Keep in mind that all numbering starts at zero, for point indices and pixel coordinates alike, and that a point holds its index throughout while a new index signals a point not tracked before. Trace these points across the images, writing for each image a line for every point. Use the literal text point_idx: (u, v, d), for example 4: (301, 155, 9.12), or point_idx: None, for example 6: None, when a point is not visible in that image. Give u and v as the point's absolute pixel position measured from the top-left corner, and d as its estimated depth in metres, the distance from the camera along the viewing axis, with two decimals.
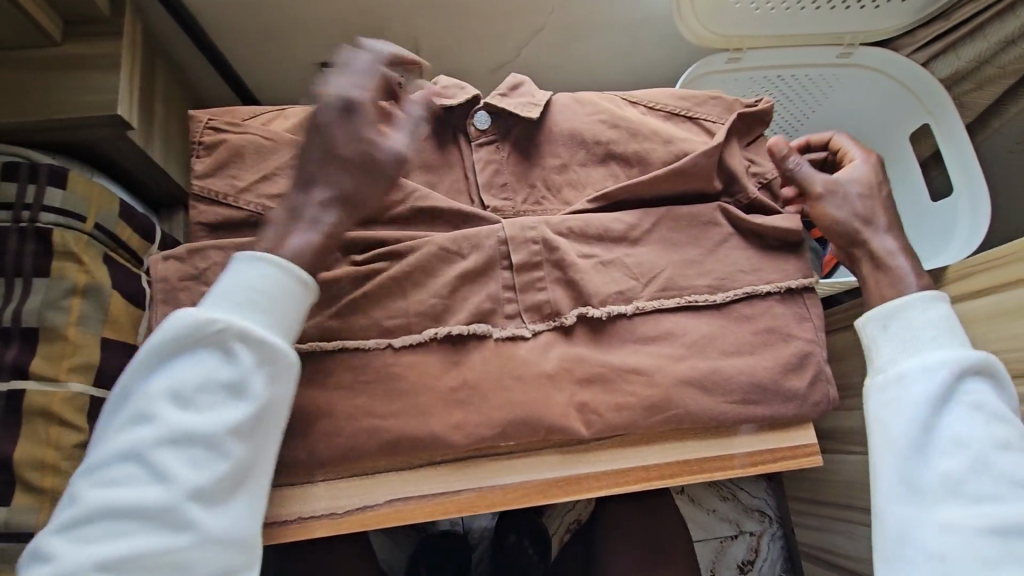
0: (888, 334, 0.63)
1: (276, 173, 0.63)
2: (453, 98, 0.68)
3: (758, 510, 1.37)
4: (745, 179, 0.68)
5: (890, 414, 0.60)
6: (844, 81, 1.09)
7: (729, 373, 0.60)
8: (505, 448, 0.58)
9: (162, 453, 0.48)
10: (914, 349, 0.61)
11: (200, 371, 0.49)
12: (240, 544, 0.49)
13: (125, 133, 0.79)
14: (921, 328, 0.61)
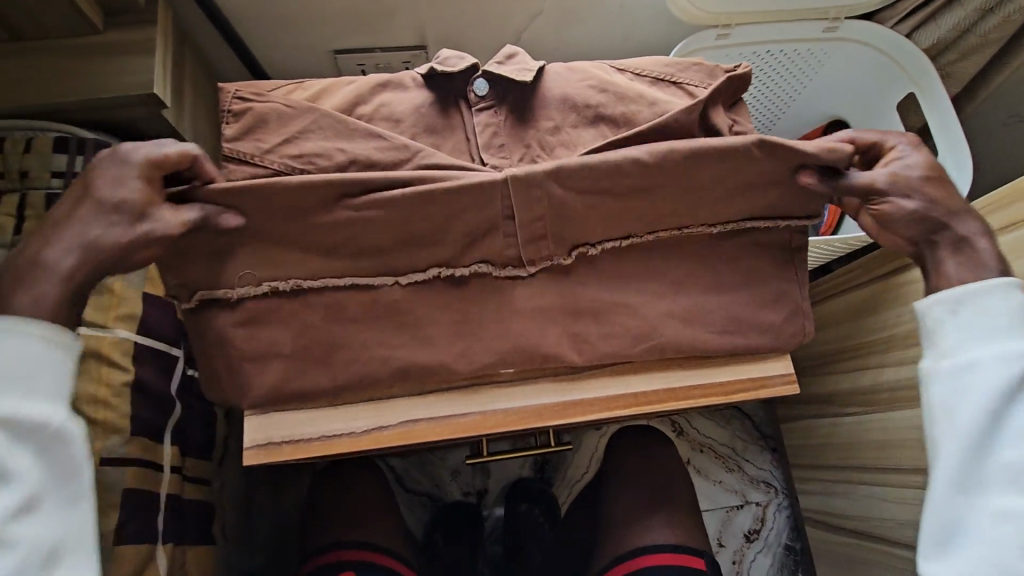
0: (958, 321, 0.64)
1: (296, 137, 0.71)
2: (455, 66, 0.75)
3: (764, 482, 1.44)
4: (728, 136, 0.74)
5: (961, 401, 0.63)
6: (832, 53, 1.14)
7: (708, 307, 0.67)
8: (505, 376, 0.66)
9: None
10: (985, 337, 0.63)
11: None
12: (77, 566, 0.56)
13: (160, 112, 0.87)
14: (991, 318, 0.63)
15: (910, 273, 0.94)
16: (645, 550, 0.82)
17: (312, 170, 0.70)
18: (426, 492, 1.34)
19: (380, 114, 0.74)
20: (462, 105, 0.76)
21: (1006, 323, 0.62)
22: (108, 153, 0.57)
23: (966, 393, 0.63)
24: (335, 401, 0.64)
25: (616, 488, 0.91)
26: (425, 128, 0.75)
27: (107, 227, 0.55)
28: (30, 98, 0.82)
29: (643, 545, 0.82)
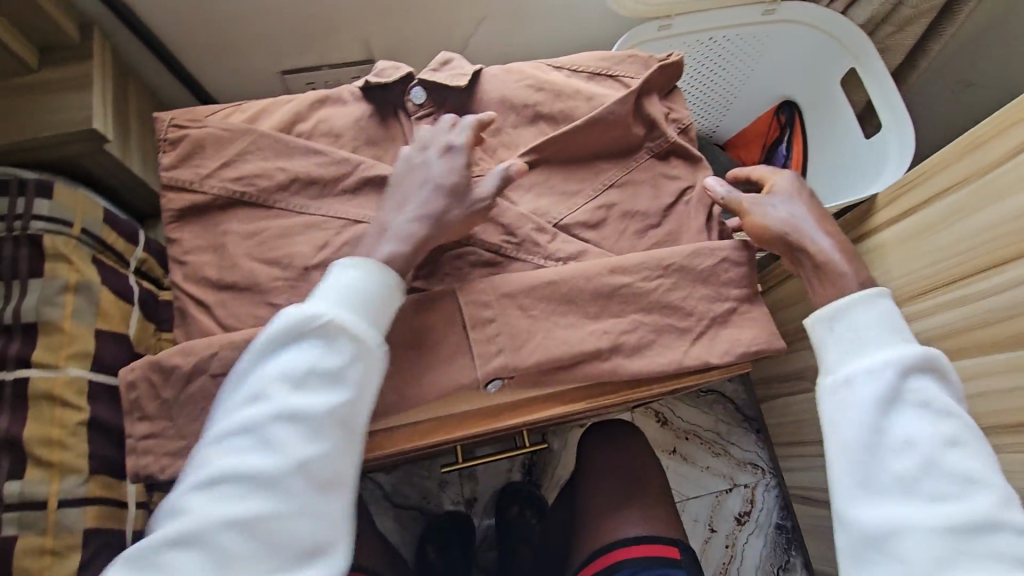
0: (835, 335, 0.67)
1: (235, 160, 0.70)
2: (390, 77, 0.75)
3: (752, 463, 1.45)
4: (662, 124, 0.75)
5: (843, 414, 0.64)
6: (772, 36, 1.15)
7: (664, 297, 0.65)
8: (461, 391, 0.62)
9: (285, 419, 0.55)
10: (860, 351, 0.65)
11: (301, 361, 0.57)
12: (353, 282, 0.58)
13: (103, 146, 0.86)
14: (865, 329, 0.66)
15: (869, 241, 0.96)
16: (608, 547, 0.81)
17: (252, 192, 0.70)
18: (415, 505, 1.33)
19: (319, 130, 0.74)
20: (401, 114, 0.76)
21: (881, 336, 0.65)
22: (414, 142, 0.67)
23: (850, 406, 0.64)
24: None
25: (593, 481, 0.91)
26: (367, 141, 0.75)
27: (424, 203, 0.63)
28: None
29: (609, 542, 0.82)
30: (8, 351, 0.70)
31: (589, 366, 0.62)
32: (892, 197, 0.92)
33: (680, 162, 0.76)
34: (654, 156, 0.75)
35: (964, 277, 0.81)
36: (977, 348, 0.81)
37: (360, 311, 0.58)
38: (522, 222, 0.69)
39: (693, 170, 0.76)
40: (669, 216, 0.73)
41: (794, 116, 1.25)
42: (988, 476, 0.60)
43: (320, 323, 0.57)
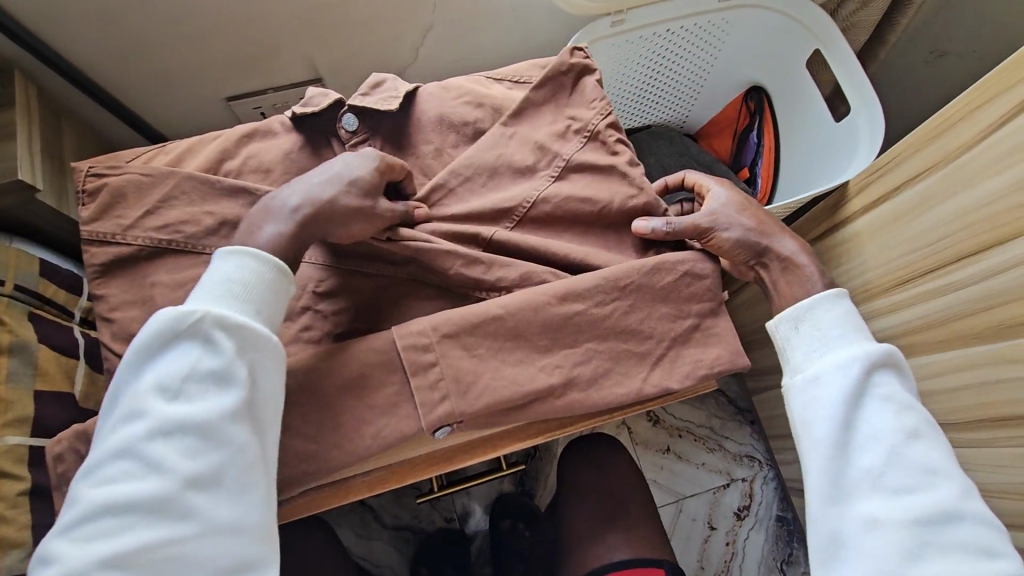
0: (801, 333, 0.63)
1: (159, 206, 0.67)
2: (319, 105, 0.72)
3: (747, 456, 1.42)
4: (554, 146, 0.69)
5: (812, 413, 0.60)
6: (732, 22, 1.11)
7: (618, 321, 0.61)
8: (410, 439, 0.59)
9: (165, 434, 0.51)
10: (824, 347, 0.61)
11: (181, 365, 0.52)
12: (233, 273, 0.54)
13: (35, 197, 0.83)
14: (830, 325, 0.62)
15: (843, 231, 0.92)
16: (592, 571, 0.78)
17: (180, 239, 0.66)
18: (408, 524, 1.28)
19: (248, 167, 0.70)
20: (335, 142, 0.72)
21: (844, 331, 0.62)
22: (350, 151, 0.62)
23: (817, 405, 0.60)
24: None
25: (574, 501, 0.88)
26: (300, 174, 0.71)
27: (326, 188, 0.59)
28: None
29: (594, 567, 0.79)
30: None
31: (541, 404, 0.59)
32: (863, 184, 0.88)
33: (591, 180, 0.68)
34: (555, 178, 0.68)
35: (942, 267, 0.77)
36: (960, 340, 0.77)
37: (238, 302, 0.54)
38: (447, 259, 0.62)
39: (601, 179, 0.68)
40: (594, 239, 0.68)
41: (762, 101, 1.20)
42: (951, 467, 0.57)
43: (193, 321, 0.53)
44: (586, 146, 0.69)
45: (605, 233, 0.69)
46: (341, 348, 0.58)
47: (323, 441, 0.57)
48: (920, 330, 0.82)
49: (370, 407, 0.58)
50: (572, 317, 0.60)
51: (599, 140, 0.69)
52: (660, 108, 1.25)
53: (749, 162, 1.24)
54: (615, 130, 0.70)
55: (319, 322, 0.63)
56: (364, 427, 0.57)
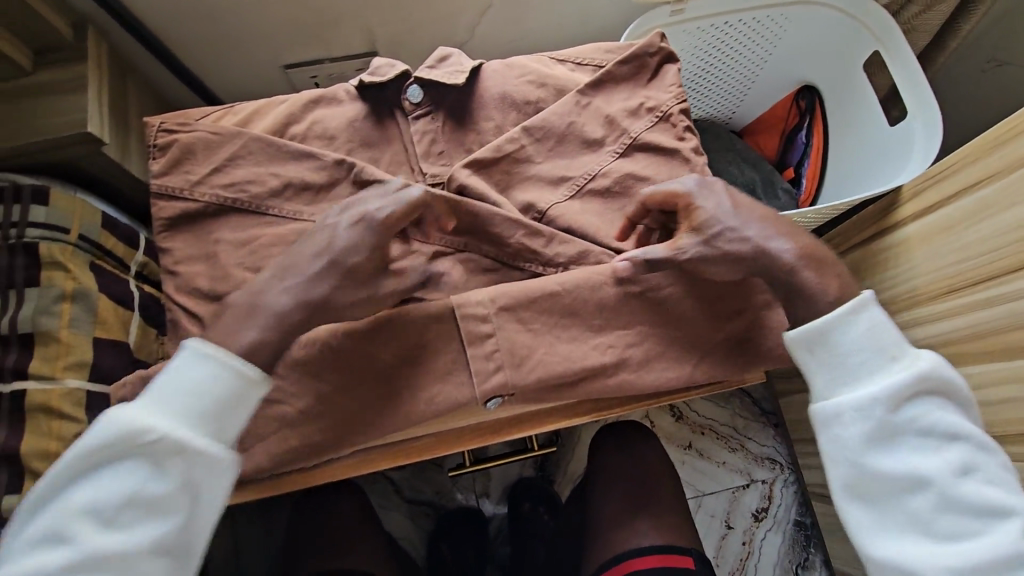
0: (817, 362, 0.58)
1: (226, 165, 0.68)
2: (385, 75, 0.73)
3: (769, 458, 1.41)
4: (623, 122, 0.69)
5: (840, 454, 0.57)
6: (792, 18, 1.09)
7: (673, 308, 0.62)
8: (463, 408, 0.60)
9: (88, 563, 0.49)
10: (847, 376, 0.57)
11: (121, 489, 0.51)
12: (200, 387, 0.52)
13: (101, 150, 0.85)
14: (847, 356, 0.57)
15: (892, 236, 0.91)
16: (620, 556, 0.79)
17: (244, 199, 0.68)
18: (427, 500, 1.29)
19: (312, 132, 0.72)
20: (398, 114, 0.73)
21: (867, 354, 0.57)
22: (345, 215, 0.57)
23: (845, 445, 0.57)
24: (292, 460, 0.59)
25: (605, 486, 0.88)
26: (362, 142, 0.72)
27: (315, 290, 0.55)
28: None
29: (619, 553, 0.79)
30: (5, 363, 0.70)
31: (591, 382, 0.60)
32: (917, 190, 0.87)
33: (653, 161, 0.69)
34: (619, 155, 0.69)
35: (994, 278, 0.76)
36: (1004, 352, 0.76)
37: (199, 423, 0.52)
38: (507, 228, 0.62)
39: (671, 162, 0.69)
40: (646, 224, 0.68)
41: (815, 101, 1.18)
42: (1003, 498, 0.55)
43: (152, 441, 0.51)
44: (657, 126, 0.70)
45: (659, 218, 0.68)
46: (400, 316, 0.60)
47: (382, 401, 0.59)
48: (964, 340, 0.81)
49: (425, 372, 0.59)
50: (625, 300, 0.61)
51: (671, 123, 0.70)
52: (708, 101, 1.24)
53: (794, 163, 1.22)
54: (685, 114, 0.70)
55: None
56: (417, 391, 0.59)
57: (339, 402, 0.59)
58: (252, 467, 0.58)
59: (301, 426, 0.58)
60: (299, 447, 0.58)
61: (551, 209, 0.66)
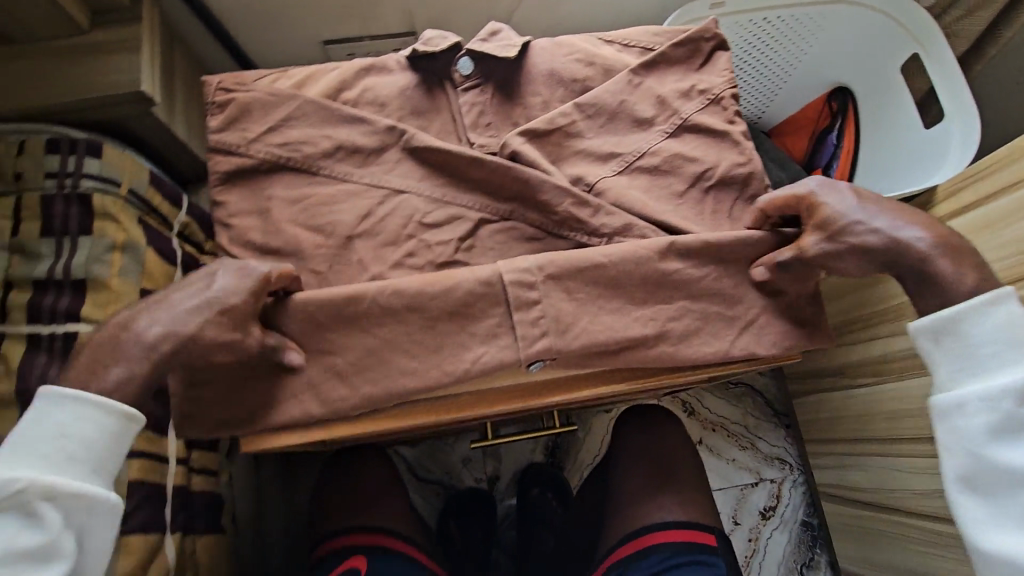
0: (943, 350, 0.59)
1: (281, 125, 0.71)
2: (438, 46, 0.74)
3: (779, 458, 1.42)
4: (675, 102, 0.72)
5: (960, 442, 0.58)
6: (831, 17, 1.09)
7: (711, 285, 0.63)
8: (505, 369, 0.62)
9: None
10: (976, 365, 0.57)
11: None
12: (57, 430, 0.52)
13: (150, 111, 0.85)
14: (981, 345, 0.57)
15: None
16: (640, 530, 0.81)
17: (297, 158, 0.70)
18: (438, 480, 1.31)
19: (364, 98, 0.74)
20: (448, 85, 0.75)
21: (1001, 348, 0.56)
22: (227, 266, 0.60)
23: (965, 433, 0.58)
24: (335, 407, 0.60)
25: (626, 464, 0.90)
26: (412, 111, 0.74)
27: (197, 326, 0.55)
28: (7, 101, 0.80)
29: (638, 528, 0.82)
30: (59, 305, 0.73)
31: (630, 352, 0.62)
32: (953, 189, 0.88)
33: (702, 142, 0.71)
34: (669, 135, 0.72)
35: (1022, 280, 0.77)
36: None
37: (69, 464, 0.53)
38: (557, 197, 0.66)
39: (716, 145, 0.71)
40: (692, 202, 0.69)
41: (847, 103, 1.17)
42: None
43: (11, 491, 0.51)
44: (707, 107, 0.72)
45: (702, 197, 0.70)
46: (456, 277, 0.61)
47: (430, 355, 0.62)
48: None
49: (470, 334, 0.61)
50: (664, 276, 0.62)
51: (722, 107, 0.73)
52: (739, 97, 1.24)
53: (823, 164, 1.21)
54: (736, 100, 0.73)
55: (424, 251, 0.68)
56: (463, 351, 0.61)
57: (389, 356, 0.61)
58: (302, 413, 0.61)
59: (349, 377, 0.61)
60: (346, 397, 0.60)
61: (599, 182, 0.69)
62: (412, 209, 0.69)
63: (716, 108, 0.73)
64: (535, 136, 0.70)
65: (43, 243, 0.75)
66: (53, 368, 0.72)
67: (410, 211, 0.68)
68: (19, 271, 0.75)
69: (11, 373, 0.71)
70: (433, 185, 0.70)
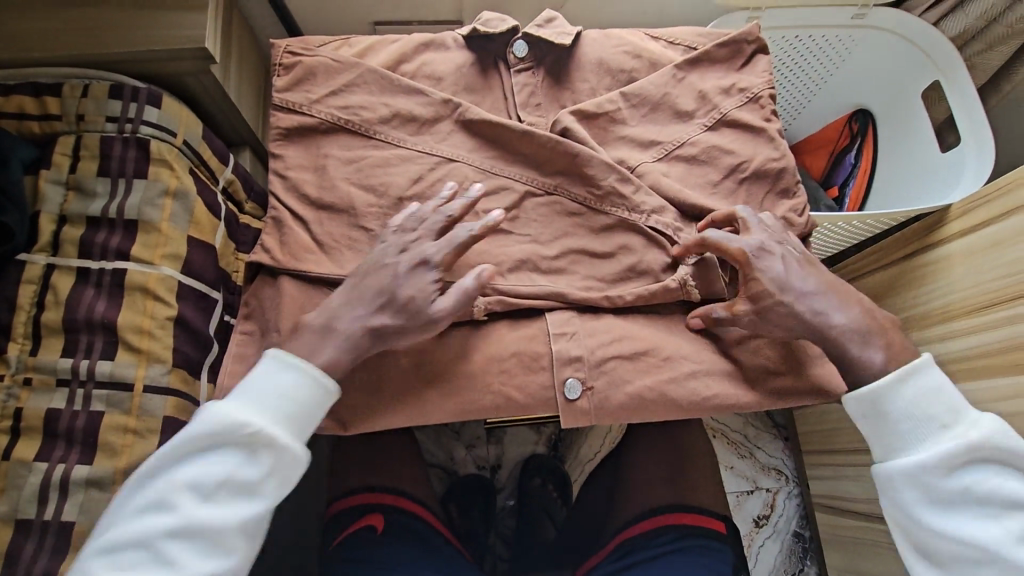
0: (870, 421, 0.64)
1: (343, 89, 0.74)
2: (496, 28, 0.78)
3: (776, 469, 1.29)
4: (716, 98, 0.76)
5: (892, 506, 0.63)
6: (860, 42, 1.14)
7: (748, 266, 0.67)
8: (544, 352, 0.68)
9: (186, 531, 0.57)
10: (900, 440, 0.63)
11: (222, 469, 0.58)
12: (284, 388, 0.60)
13: (209, 68, 0.87)
14: (902, 420, 0.62)
15: (932, 252, 0.96)
16: (679, 508, 0.84)
17: (357, 122, 0.73)
18: (439, 463, 1.12)
19: (421, 72, 0.77)
20: (501, 66, 0.79)
21: (921, 414, 0.62)
22: (406, 241, 0.65)
23: (899, 505, 0.63)
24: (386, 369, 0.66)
25: (639, 452, 0.93)
26: (466, 87, 0.78)
27: (382, 321, 0.62)
28: (68, 46, 0.82)
29: (675, 504, 0.84)
30: (111, 243, 0.76)
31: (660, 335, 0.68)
32: (964, 210, 0.92)
33: (739, 137, 0.76)
34: (707, 128, 0.76)
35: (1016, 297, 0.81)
36: (1004, 367, 0.83)
37: (283, 422, 0.60)
38: (604, 173, 0.71)
39: (751, 141, 0.76)
40: (726, 191, 0.74)
41: (867, 125, 1.21)
42: None
43: (244, 435, 0.59)
44: (746, 105, 0.77)
45: (738, 187, 0.75)
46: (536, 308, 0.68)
47: (479, 318, 0.67)
48: (1004, 352, 0.83)
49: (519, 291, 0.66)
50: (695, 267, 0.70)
51: (760, 106, 0.77)
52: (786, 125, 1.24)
53: (839, 183, 1.23)
54: (774, 100, 0.78)
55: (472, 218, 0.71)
56: None
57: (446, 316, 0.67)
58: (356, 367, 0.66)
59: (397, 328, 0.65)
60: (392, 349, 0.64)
61: (640, 166, 0.73)
62: (462, 176, 0.73)
63: (755, 107, 0.77)
64: (585, 116, 0.74)
65: (98, 182, 0.78)
66: (99, 303, 0.74)
67: (461, 179, 0.72)
68: (75, 208, 0.77)
69: (59, 304, 0.74)
70: (484, 157, 0.73)
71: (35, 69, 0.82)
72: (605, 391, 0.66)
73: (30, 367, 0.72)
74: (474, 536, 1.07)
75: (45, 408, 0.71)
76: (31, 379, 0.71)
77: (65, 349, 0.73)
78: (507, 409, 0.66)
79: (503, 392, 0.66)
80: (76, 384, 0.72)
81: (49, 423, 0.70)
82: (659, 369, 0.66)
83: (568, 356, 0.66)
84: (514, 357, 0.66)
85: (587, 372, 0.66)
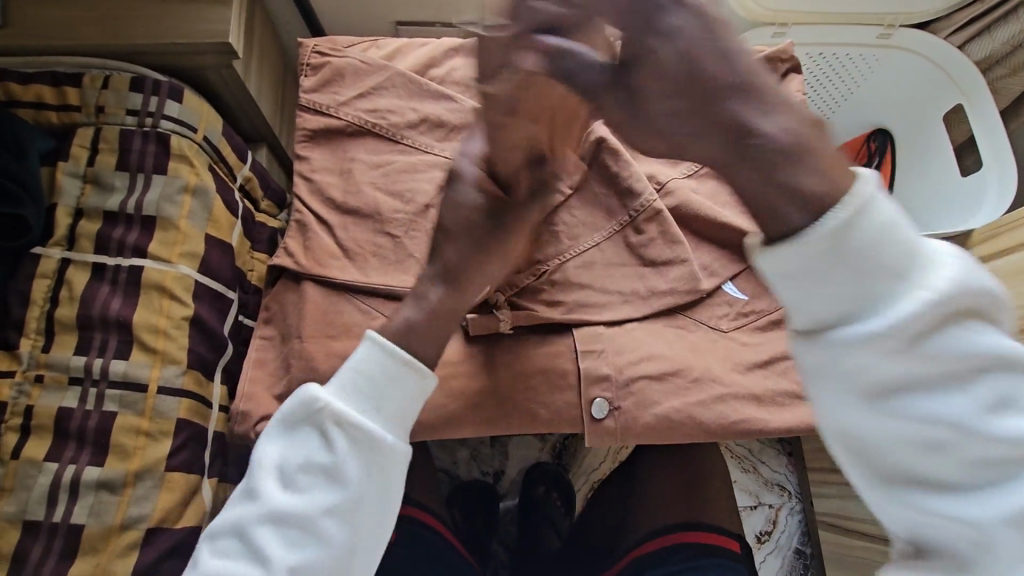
0: (812, 272, 0.39)
1: (372, 92, 0.73)
2: None
3: (779, 484, 1.25)
4: None
5: (857, 394, 0.41)
6: (882, 62, 1.13)
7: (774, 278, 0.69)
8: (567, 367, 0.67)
9: (275, 519, 0.52)
10: (854, 290, 0.39)
11: (304, 451, 0.53)
12: (359, 361, 0.54)
13: (231, 63, 0.85)
14: (868, 262, 0.38)
15: None
16: (691, 525, 0.84)
17: (384, 126, 0.72)
18: (444, 467, 1.11)
19: (451, 77, 0.76)
20: None
21: (887, 259, 0.39)
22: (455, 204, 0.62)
23: (852, 387, 0.40)
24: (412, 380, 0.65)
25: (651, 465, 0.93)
26: None
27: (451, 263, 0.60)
28: (87, 36, 0.80)
29: (689, 522, 0.84)
30: (128, 239, 0.75)
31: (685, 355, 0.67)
32: (987, 236, 0.92)
33: None
34: None
35: None
36: None
37: (360, 397, 0.53)
38: None
39: None
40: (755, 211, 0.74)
41: (886, 145, 1.19)
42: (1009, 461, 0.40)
43: (319, 411, 0.53)
44: None
45: None
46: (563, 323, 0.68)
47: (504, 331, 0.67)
48: None
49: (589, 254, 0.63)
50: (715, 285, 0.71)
51: None
52: None
53: None
54: None
55: None
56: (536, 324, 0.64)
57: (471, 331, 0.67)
58: None
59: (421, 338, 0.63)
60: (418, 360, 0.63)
61: (669, 181, 0.75)
62: None
63: None
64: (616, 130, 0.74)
65: (117, 176, 0.77)
66: (114, 300, 0.73)
67: None
68: (91, 202, 0.76)
69: (73, 300, 0.72)
70: None
71: (55, 57, 0.80)
72: (631, 410, 0.66)
73: (42, 364, 0.70)
74: (477, 543, 1.05)
75: (56, 406, 0.69)
76: (43, 376, 0.70)
77: (79, 346, 0.71)
78: (532, 425, 0.66)
79: (529, 408, 0.66)
80: (88, 383, 0.70)
81: (60, 422, 0.69)
82: (687, 392, 0.66)
83: (596, 375, 0.66)
84: (542, 374, 0.67)
85: (614, 392, 0.66)
